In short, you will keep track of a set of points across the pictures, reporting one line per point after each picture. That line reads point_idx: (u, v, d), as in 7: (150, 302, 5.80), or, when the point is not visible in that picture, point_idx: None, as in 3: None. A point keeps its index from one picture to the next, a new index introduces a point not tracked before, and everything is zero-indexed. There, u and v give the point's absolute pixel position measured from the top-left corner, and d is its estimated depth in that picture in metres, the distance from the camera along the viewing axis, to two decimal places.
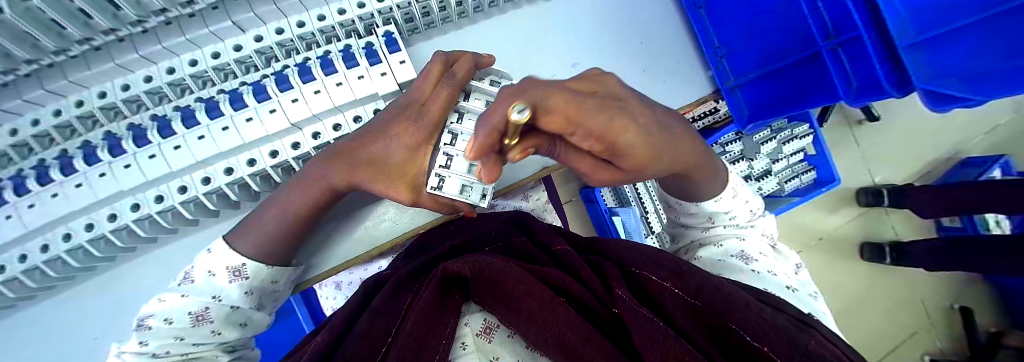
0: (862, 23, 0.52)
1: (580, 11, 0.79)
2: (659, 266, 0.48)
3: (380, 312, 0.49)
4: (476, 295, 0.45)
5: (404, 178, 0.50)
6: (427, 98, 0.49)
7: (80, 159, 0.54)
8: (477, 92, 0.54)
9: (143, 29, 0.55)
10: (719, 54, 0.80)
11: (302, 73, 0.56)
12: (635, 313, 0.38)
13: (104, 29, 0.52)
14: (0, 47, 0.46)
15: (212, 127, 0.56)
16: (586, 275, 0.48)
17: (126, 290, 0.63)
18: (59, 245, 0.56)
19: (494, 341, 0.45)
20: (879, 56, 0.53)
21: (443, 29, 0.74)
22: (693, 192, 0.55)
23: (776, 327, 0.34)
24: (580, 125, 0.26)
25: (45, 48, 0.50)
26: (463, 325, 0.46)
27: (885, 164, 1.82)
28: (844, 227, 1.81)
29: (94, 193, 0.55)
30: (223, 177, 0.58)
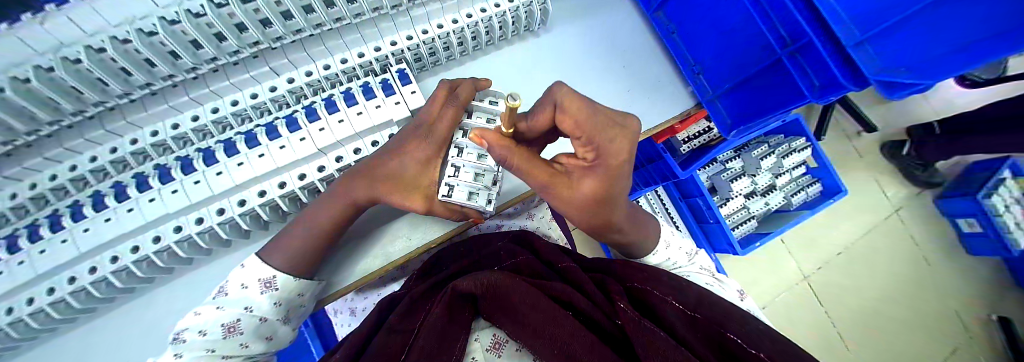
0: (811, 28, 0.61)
1: (568, 44, 0.89)
2: (660, 282, 0.50)
3: (394, 329, 0.52)
4: (485, 311, 0.47)
5: (419, 190, 0.56)
6: (435, 118, 0.57)
7: (133, 187, 0.62)
8: (478, 111, 0.62)
9: (195, 75, 0.66)
10: (696, 71, 0.90)
11: (328, 106, 0.65)
12: (637, 325, 0.40)
13: (163, 76, 0.63)
14: (78, 91, 0.56)
15: (249, 154, 0.63)
16: (591, 289, 0.50)
17: (158, 313, 0.67)
18: (103, 267, 0.60)
19: (502, 356, 0.49)
20: (829, 54, 0.61)
21: (449, 66, 0.85)
22: (633, 251, 0.63)
23: (768, 341, 0.39)
24: (586, 127, 0.38)
25: (112, 92, 0.60)
26: (474, 341, 0.49)
27: (889, 173, 1.83)
28: (860, 238, 1.77)
29: (142, 217, 0.61)
30: (257, 199, 0.64)
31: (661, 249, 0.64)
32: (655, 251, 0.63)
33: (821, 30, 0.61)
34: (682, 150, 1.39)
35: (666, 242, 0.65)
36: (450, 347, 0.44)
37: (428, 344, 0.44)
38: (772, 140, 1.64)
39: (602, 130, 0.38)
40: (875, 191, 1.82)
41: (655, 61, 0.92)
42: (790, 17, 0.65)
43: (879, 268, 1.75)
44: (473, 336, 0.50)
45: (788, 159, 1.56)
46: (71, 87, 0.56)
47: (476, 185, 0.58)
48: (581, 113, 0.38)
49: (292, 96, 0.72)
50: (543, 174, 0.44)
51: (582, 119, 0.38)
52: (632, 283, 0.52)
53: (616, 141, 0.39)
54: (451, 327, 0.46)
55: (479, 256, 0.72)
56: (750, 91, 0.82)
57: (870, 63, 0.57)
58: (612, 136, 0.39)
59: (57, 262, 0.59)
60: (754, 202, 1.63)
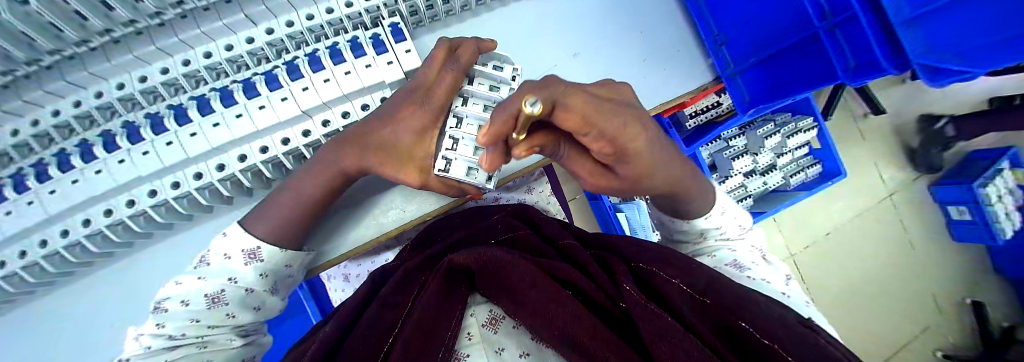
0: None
1: (580, 3, 0.80)
2: (667, 263, 0.48)
3: (387, 303, 0.50)
4: (482, 287, 0.46)
5: (414, 163, 0.51)
6: (432, 82, 0.51)
7: (100, 146, 0.57)
8: (479, 76, 0.56)
9: (160, 21, 0.57)
10: (718, 42, 0.81)
11: (312, 63, 0.58)
12: (641, 309, 0.38)
13: (125, 21, 0.55)
14: (26, 36, 0.49)
15: (226, 114, 0.58)
16: (591, 267, 0.48)
17: (144, 277, 0.66)
18: (80, 231, 0.58)
19: (499, 332, 0.47)
20: (876, 34, 0.55)
21: (447, 23, 0.76)
22: (682, 212, 0.56)
23: (785, 328, 0.35)
24: (597, 126, 0.26)
25: (67, 39, 0.53)
26: (469, 316, 0.48)
27: (891, 158, 1.82)
28: (852, 222, 1.79)
29: (113, 179, 0.57)
30: (237, 164, 0.60)
31: (716, 214, 0.57)
32: (708, 215, 0.56)
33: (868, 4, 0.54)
34: (688, 126, 1.34)
35: (721, 207, 0.58)
36: (447, 321, 0.43)
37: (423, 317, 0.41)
38: (779, 118, 1.59)
39: (615, 127, 0.27)
40: (874, 175, 1.81)
41: (675, 28, 0.84)
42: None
43: (866, 250, 1.79)
44: (469, 312, 0.48)
45: (792, 138, 1.54)
46: (19, 33, 0.48)
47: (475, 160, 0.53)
48: (583, 116, 0.25)
49: (271, 50, 0.65)
50: (587, 168, 0.39)
51: (593, 117, 0.25)
52: (638, 264, 0.50)
53: (627, 124, 0.27)
54: (447, 301, 0.45)
55: (476, 230, 0.69)
56: (778, 65, 0.76)
57: (916, 45, 0.51)
58: (625, 121, 0.27)
59: (27, 224, 0.56)
60: (752, 181, 1.62)
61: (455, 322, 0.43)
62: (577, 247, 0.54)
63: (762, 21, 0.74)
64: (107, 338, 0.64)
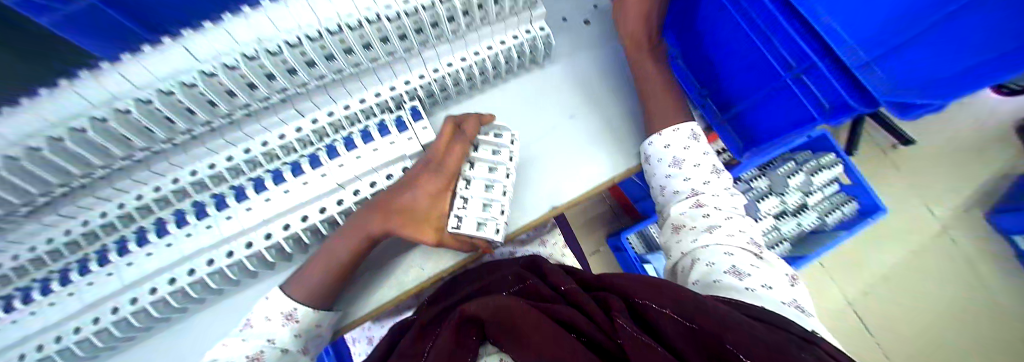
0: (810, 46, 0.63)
1: (571, 73, 0.92)
2: (659, 293, 0.46)
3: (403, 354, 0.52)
4: (492, 335, 0.47)
5: (431, 223, 0.59)
6: (443, 153, 0.60)
7: (173, 223, 0.68)
8: (483, 143, 0.66)
9: (230, 119, 0.73)
10: (703, 93, 0.95)
11: (347, 144, 0.70)
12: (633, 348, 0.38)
13: (202, 122, 0.70)
14: (128, 138, 0.64)
15: (275, 190, 0.68)
16: (593, 310, 0.48)
17: (190, 342, 0.72)
18: (144, 298, 0.65)
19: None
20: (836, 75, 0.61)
21: (458, 100, 0.90)
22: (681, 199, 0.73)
23: (767, 344, 0.31)
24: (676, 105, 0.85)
25: (157, 138, 0.69)
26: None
27: (931, 187, 1.71)
28: (907, 259, 1.63)
29: (179, 251, 0.67)
30: (281, 232, 0.68)
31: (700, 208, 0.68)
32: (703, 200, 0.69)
33: (823, 51, 0.62)
34: None
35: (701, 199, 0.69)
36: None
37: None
38: (799, 156, 1.59)
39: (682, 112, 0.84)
40: (918, 207, 1.70)
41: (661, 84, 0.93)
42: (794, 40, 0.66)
43: (933, 292, 1.59)
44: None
45: (817, 175, 1.51)
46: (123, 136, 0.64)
47: (483, 216, 0.60)
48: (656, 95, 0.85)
49: (316, 135, 0.77)
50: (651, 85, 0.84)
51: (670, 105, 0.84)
52: (636, 299, 0.48)
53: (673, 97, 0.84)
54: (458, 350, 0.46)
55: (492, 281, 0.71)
56: (760, 110, 0.83)
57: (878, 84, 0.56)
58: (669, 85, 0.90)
59: (102, 293, 0.65)
60: (786, 223, 1.55)
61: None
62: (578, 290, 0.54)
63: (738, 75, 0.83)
64: None
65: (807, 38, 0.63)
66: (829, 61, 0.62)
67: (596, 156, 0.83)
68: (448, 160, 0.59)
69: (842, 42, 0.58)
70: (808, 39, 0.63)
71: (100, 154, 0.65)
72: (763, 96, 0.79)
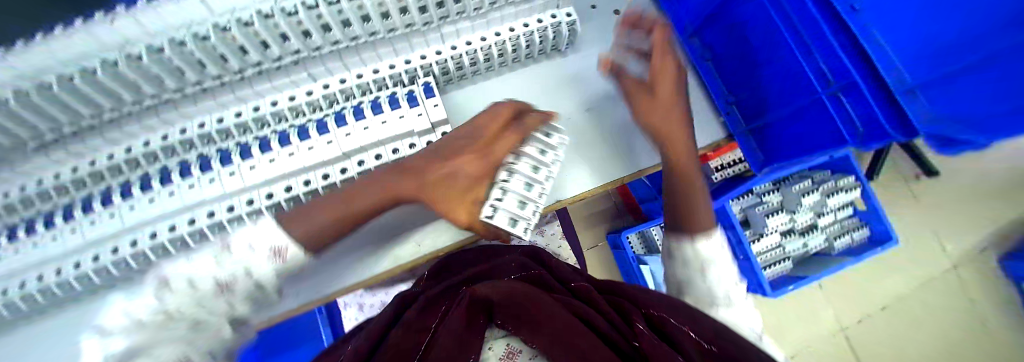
0: (853, 64, 0.59)
1: (591, 66, 0.89)
2: (676, 309, 0.50)
3: (408, 327, 0.52)
4: (501, 317, 0.49)
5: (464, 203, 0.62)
6: (494, 135, 0.64)
7: (178, 173, 0.70)
8: (535, 140, 0.68)
9: (241, 76, 0.71)
10: (729, 101, 0.91)
11: (356, 114, 0.69)
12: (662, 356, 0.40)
13: (212, 75, 0.68)
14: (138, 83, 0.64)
15: (281, 152, 0.68)
16: (609, 312, 0.50)
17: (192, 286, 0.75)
18: (144, 242, 0.67)
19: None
20: (876, 97, 0.57)
21: (473, 80, 0.88)
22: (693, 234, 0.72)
23: None
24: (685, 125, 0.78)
25: (167, 86, 0.68)
26: (487, 349, 0.51)
27: (949, 225, 1.66)
28: (908, 293, 1.62)
29: (181, 201, 0.68)
30: (283, 194, 0.69)
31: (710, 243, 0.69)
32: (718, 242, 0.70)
33: (867, 71, 0.58)
34: (715, 178, 1.35)
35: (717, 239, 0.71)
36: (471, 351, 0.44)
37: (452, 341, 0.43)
38: (817, 175, 1.54)
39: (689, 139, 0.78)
40: (930, 242, 1.65)
41: None
42: (836, 56, 0.62)
43: (930, 328, 1.58)
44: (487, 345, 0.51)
45: (832, 197, 1.47)
46: (132, 80, 0.64)
47: (518, 213, 0.62)
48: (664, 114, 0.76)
49: (325, 100, 0.75)
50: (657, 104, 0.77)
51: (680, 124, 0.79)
52: (651, 311, 0.52)
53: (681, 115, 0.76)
54: (471, 332, 0.46)
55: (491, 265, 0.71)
56: (787, 125, 0.79)
57: (921, 112, 0.53)
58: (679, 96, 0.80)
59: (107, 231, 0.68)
60: (791, 242, 1.52)
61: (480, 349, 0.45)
62: (589, 289, 0.57)
63: (770, 86, 0.80)
64: None
65: (851, 55, 0.59)
66: (871, 82, 0.58)
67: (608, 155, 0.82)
68: (492, 149, 0.64)
69: (890, 64, 0.54)
70: (851, 57, 0.59)
71: (110, 96, 0.66)
72: (793, 111, 0.76)
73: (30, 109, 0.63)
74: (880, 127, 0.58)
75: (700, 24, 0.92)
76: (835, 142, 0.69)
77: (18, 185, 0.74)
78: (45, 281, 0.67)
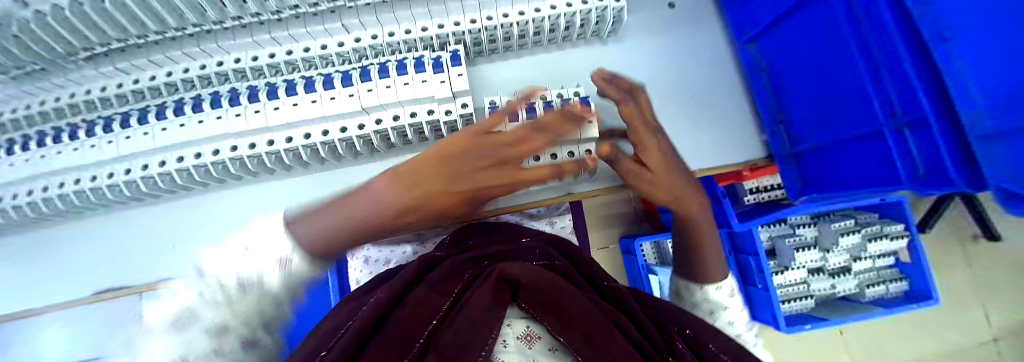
0: (925, 102, 0.47)
1: (648, 60, 0.90)
2: (707, 332, 0.53)
3: (432, 288, 0.52)
4: (526, 300, 0.47)
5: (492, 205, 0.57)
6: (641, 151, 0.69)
7: (227, 100, 0.73)
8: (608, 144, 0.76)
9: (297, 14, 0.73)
10: (776, 120, 0.85)
11: (399, 68, 0.69)
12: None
13: (271, 10, 0.70)
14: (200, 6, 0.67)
15: (324, 94, 0.70)
16: (642, 318, 0.52)
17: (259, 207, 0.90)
18: (207, 157, 0.75)
19: (534, 349, 0.47)
20: (945, 142, 0.46)
21: (516, 54, 0.89)
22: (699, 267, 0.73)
23: None
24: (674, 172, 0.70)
25: (226, 14, 0.70)
26: (507, 325, 0.48)
27: (1001, 298, 1.53)
28: (934, 360, 1.52)
29: (229, 127, 0.72)
30: (338, 134, 0.73)
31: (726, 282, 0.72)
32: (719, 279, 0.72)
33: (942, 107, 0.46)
34: (746, 201, 1.25)
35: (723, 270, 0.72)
36: (491, 326, 0.43)
37: (472, 316, 0.43)
38: (863, 217, 1.42)
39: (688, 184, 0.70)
40: (973, 309, 1.53)
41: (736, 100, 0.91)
42: (907, 85, 0.51)
43: None
44: (501, 338, 0.47)
45: (875, 242, 1.35)
46: (197, 3, 0.67)
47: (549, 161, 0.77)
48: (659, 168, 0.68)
49: (372, 51, 0.78)
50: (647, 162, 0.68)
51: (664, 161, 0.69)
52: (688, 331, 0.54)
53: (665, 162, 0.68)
54: (496, 306, 0.45)
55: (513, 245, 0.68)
56: (839, 153, 0.73)
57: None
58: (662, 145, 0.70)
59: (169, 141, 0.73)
60: (818, 280, 1.44)
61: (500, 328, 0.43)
62: (621, 290, 0.58)
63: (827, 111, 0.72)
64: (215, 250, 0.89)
65: (923, 90, 0.47)
66: (940, 119, 0.46)
67: None
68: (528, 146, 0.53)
69: (962, 95, 0.38)
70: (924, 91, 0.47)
71: (173, 15, 0.69)
72: (850, 139, 0.69)
73: (103, 16, 0.66)
74: (941, 172, 0.50)
75: (761, 30, 0.83)
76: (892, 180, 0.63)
77: (90, 88, 0.81)
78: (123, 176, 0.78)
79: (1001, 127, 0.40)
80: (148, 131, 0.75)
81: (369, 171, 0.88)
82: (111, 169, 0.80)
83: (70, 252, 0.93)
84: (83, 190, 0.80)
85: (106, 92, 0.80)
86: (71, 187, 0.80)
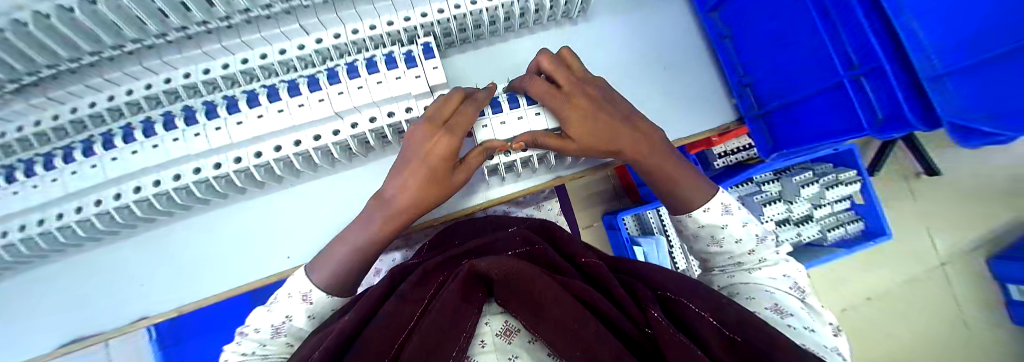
0: (881, 51, 0.55)
1: (612, 33, 0.89)
2: (692, 293, 0.49)
3: (404, 298, 0.50)
4: (500, 297, 0.44)
5: (445, 190, 0.61)
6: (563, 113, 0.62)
7: (182, 119, 0.66)
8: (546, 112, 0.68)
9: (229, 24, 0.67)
10: (743, 82, 0.86)
11: (369, 66, 0.65)
12: (670, 339, 0.37)
13: (198, 21, 0.65)
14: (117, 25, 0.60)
15: (290, 102, 0.65)
16: (623, 298, 0.46)
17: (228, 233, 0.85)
18: (149, 189, 0.69)
19: (513, 343, 0.45)
20: (902, 87, 0.55)
21: (477, 45, 0.86)
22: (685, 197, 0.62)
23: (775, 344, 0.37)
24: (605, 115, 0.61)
25: (149, 31, 0.64)
26: (484, 324, 0.46)
27: (944, 225, 1.69)
28: (893, 288, 1.67)
29: (166, 154, 0.66)
30: (292, 148, 0.68)
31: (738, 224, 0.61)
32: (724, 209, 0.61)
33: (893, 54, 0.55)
34: (716, 165, 1.29)
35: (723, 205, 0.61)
36: (463, 323, 0.42)
37: (440, 319, 0.40)
38: (818, 167, 1.52)
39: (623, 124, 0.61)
40: (922, 238, 1.69)
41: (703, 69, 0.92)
42: (862, 37, 0.59)
43: (909, 321, 1.66)
44: (479, 339, 0.45)
45: (832, 190, 1.44)
46: (113, 23, 0.61)
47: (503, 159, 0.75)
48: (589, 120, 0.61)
49: (336, 51, 0.74)
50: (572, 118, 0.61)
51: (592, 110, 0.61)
52: (665, 292, 0.51)
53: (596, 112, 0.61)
54: (468, 306, 0.43)
55: (491, 238, 0.68)
56: (803, 110, 0.77)
57: (947, 102, 0.50)
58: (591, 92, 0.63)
59: (110, 176, 0.67)
60: (785, 231, 1.52)
61: (473, 325, 0.42)
62: (598, 265, 0.54)
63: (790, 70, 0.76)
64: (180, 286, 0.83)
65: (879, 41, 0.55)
66: (897, 66, 0.55)
67: None
68: (454, 124, 0.57)
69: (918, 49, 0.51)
70: (880, 41, 0.55)
71: (88, 39, 0.62)
72: (810, 96, 0.73)
73: (4, 48, 0.59)
74: (902, 116, 0.57)
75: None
76: (852, 129, 0.68)
77: (5, 129, 0.73)
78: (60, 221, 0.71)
79: (937, 71, 0.49)
80: (96, 162, 0.67)
81: (349, 177, 0.85)
82: (61, 210, 0.73)
83: (33, 305, 0.85)
84: (29, 237, 0.72)
85: (42, 126, 0.73)
86: (14, 235, 0.71)
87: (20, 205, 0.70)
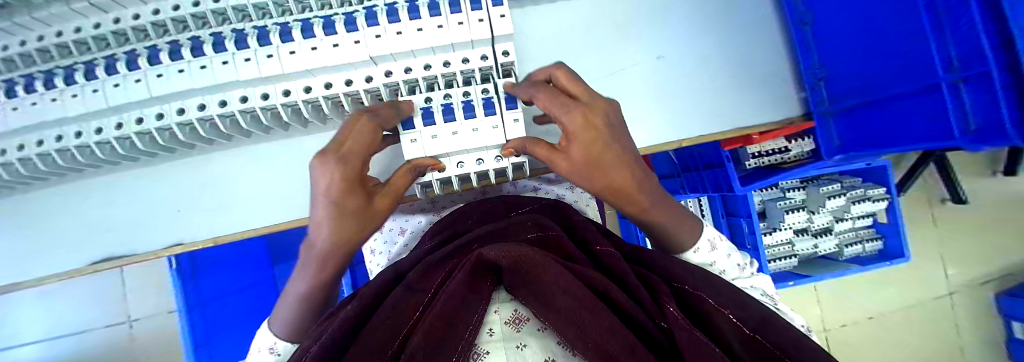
0: (991, 59, 0.47)
1: (666, 10, 0.83)
2: (713, 288, 0.42)
3: (410, 286, 0.44)
4: (509, 284, 0.36)
5: (361, 220, 0.48)
6: (568, 123, 0.45)
7: (211, 46, 0.62)
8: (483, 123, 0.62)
9: None
10: (817, 76, 0.82)
11: (410, 10, 0.59)
12: (685, 334, 0.30)
13: None
14: None
15: (325, 41, 0.60)
16: (638, 290, 0.39)
17: (241, 174, 0.83)
18: (172, 117, 0.67)
19: (523, 331, 0.33)
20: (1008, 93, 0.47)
21: (521, 4, 0.80)
22: (674, 244, 0.59)
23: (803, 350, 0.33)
24: (613, 144, 0.46)
25: None
26: (491, 312, 0.35)
27: (962, 255, 1.64)
28: (899, 310, 1.66)
29: (192, 81, 0.62)
30: (323, 91, 0.65)
31: (704, 249, 0.60)
32: (697, 249, 0.60)
33: (1006, 61, 0.46)
34: (747, 165, 1.24)
35: (710, 243, 0.60)
36: (470, 315, 0.33)
37: (448, 304, 0.33)
38: (847, 181, 1.45)
39: (628, 162, 0.47)
40: (938, 265, 1.65)
41: (758, 57, 0.87)
42: (970, 37, 0.51)
43: (908, 343, 1.66)
44: (485, 328, 0.34)
45: (858, 205, 1.37)
46: None
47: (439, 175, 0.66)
48: (588, 138, 0.45)
49: None
50: (570, 126, 0.45)
51: (600, 133, 0.45)
52: (683, 285, 0.44)
53: (601, 140, 0.45)
54: (472, 295, 0.35)
55: (501, 222, 0.60)
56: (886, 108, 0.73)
57: None
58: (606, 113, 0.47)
59: (132, 98, 0.64)
60: (802, 240, 1.49)
61: (479, 316, 0.33)
62: (613, 256, 0.47)
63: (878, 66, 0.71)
64: (197, 219, 0.84)
65: (989, 47, 0.47)
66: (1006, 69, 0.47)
67: (647, 113, 0.84)
68: (354, 146, 0.44)
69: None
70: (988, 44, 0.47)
71: None
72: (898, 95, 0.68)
73: None
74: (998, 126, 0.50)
75: None
76: (943, 137, 0.62)
77: (17, 40, 0.69)
78: (78, 139, 0.70)
79: None
80: (119, 82, 0.64)
81: None
82: (79, 128, 0.71)
83: (53, 221, 0.86)
84: (48, 152, 0.71)
85: (47, 44, 0.68)
86: (33, 149, 0.71)
87: (37, 118, 0.67)
